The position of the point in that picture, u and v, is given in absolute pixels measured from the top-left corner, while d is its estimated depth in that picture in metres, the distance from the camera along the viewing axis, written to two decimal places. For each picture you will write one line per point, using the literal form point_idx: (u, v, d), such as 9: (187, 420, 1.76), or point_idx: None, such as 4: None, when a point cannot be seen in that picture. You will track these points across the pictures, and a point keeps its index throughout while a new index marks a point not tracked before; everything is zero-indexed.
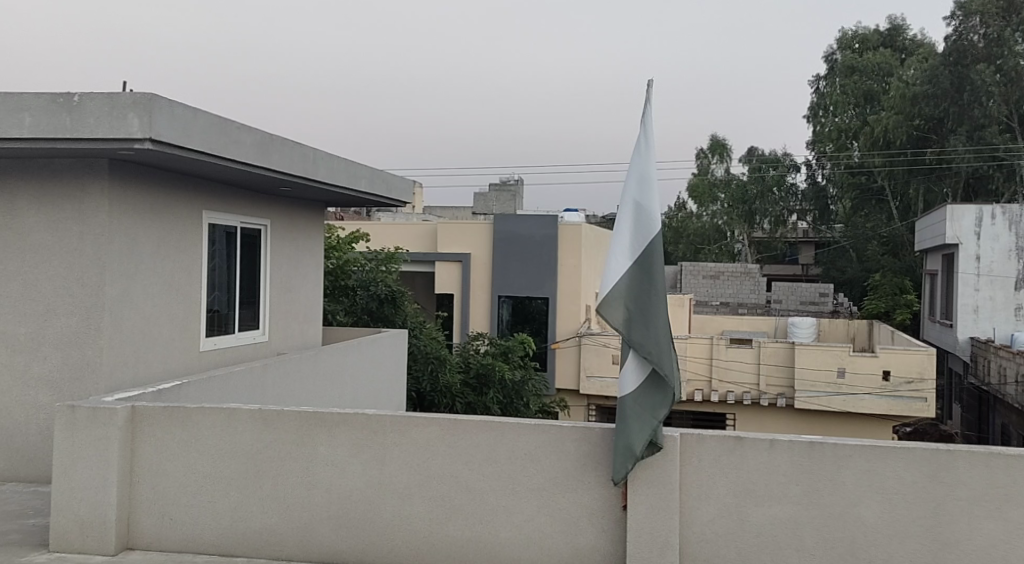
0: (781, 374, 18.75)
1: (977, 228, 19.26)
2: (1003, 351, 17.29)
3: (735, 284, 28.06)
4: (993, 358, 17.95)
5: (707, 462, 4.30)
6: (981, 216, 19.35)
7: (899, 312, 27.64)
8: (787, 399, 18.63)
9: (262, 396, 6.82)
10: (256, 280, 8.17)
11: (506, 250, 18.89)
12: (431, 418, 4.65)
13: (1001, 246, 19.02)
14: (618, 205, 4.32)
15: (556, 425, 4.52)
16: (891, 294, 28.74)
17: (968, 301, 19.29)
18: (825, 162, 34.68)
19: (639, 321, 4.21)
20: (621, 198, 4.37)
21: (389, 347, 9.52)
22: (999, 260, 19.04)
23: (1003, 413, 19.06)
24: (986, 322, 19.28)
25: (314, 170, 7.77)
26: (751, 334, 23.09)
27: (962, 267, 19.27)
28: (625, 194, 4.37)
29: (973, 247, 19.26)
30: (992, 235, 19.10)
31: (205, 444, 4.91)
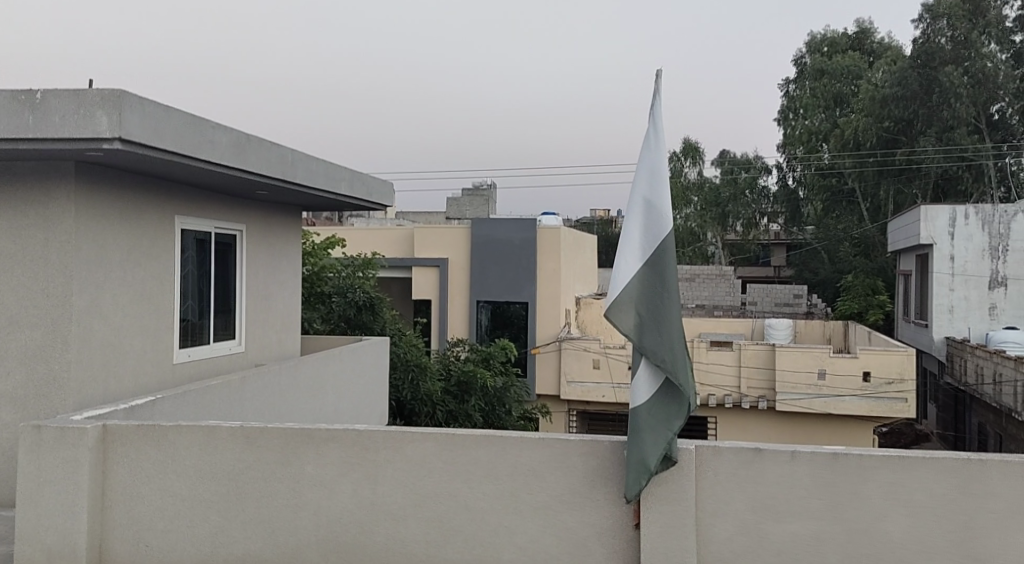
0: (761, 377, 18.61)
1: (951, 228, 19.15)
2: (980, 351, 17.24)
3: (710, 287, 27.96)
4: (969, 357, 17.94)
5: (723, 476, 4.02)
6: (955, 216, 19.16)
7: (872, 312, 27.74)
8: (767, 402, 18.49)
9: (240, 411, 6.45)
10: (232, 289, 7.82)
11: (485, 254, 18.59)
12: (426, 432, 4.35)
13: (975, 246, 18.91)
14: (628, 202, 4.05)
15: (561, 438, 4.23)
16: (864, 295, 28.81)
17: (943, 301, 19.25)
18: (796, 164, 34.79)
19: (651, 326, 3.95)
20: (629, 194, 4.10)
21: (372, 354, 9.21)
22: (973, 260, 18.97)
23: (980, 412, 19.11)
24: (961, 321, 19.26)
25: (292, 171, 7.44)
26: (729, 336, 22.96)
27: (937, 267, 19.19)
28: (634, 189, 4.11)
29: (947, 247, 19.13)
30: (965, 236, 18.99)
31: (183, 466, 4.57)
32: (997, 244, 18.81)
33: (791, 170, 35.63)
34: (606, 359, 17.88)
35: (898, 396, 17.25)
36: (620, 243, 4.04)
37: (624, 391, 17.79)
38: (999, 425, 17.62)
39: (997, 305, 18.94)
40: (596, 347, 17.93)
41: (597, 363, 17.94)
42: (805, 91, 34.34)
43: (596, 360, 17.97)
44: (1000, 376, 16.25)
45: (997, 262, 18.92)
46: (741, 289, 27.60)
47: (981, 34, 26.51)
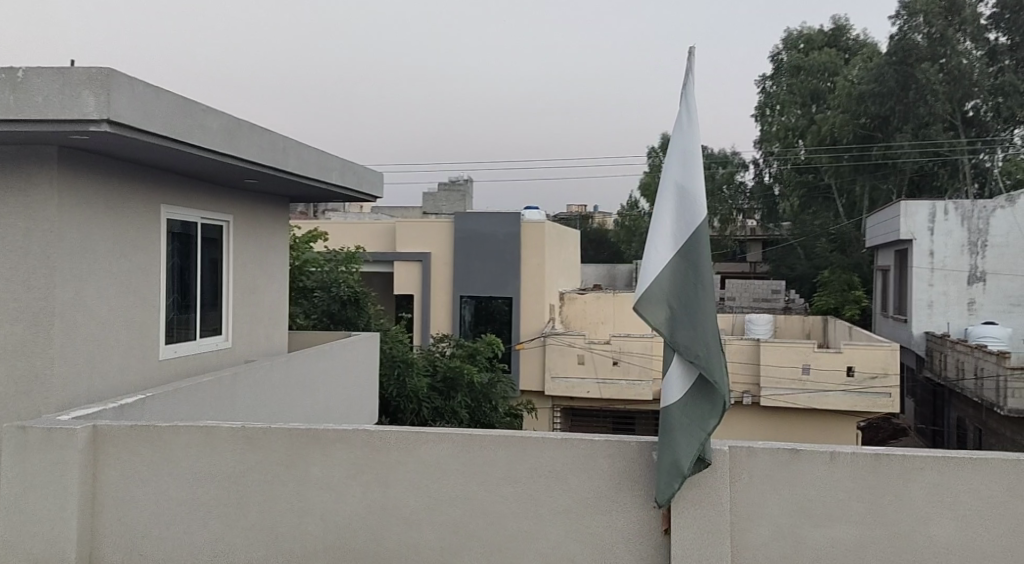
0: (746, 372, 18.54)
1: (930, 224, 19.08)
2: (961, 346, 17.19)
3: None
4: (950, 352, 17.92)
5: (758, 478, 3.81)
6: (934, 211, 19.11)
7: (848, 308, 27.78)
8: (752, 397, 18.37)
9: (231, 411, 6.15)
10: (219, 283, 7.49)
11: (469, 249, 18.30)
12: (441, 431, 4.10)
13: (954, 242, 18.82)
14: (660, 188, 3.83)
15: (586, 439, 4.00)
16: (841, 291, 28.78)
17: (923, 296, 19.18)
18: (773, 161, 34.80)
19: (685, 319, 3.72)
20: (660, 179, 3.87)
21: (364, 349, 8.92)
22: (951, 255, 18.88)
23: (959, 406, 19.16)
24: (941, 317, 19.20)
25: (285, 160, 7.17)
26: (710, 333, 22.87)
27: (916, 262, 19.12)
28: (665, 173, 3.88)
29: (926, 242, 19.07)
30: (945, 231, 18.92)
31: (178, 469, 4.28)
32: (976, 239, 18.77)
33: (768, 166, 35.54)
34: (591, 355, 17.64)
35: (882, 390, 17.20)
36: (651, 231, 3.82)
37: (609, 386, 17.54)
38: (978, 420, 17.68)
39: (976, 300, 18.91)
40: (581, 342, 17.68)
41: (582, 359, 17.69)
42: (783, 88, 34.34)
43: (581, 355, 17.71)
44: (983, 370, 16.18)
45: (976, 257, 18.86)
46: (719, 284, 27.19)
47: (958, 31, 26.45)
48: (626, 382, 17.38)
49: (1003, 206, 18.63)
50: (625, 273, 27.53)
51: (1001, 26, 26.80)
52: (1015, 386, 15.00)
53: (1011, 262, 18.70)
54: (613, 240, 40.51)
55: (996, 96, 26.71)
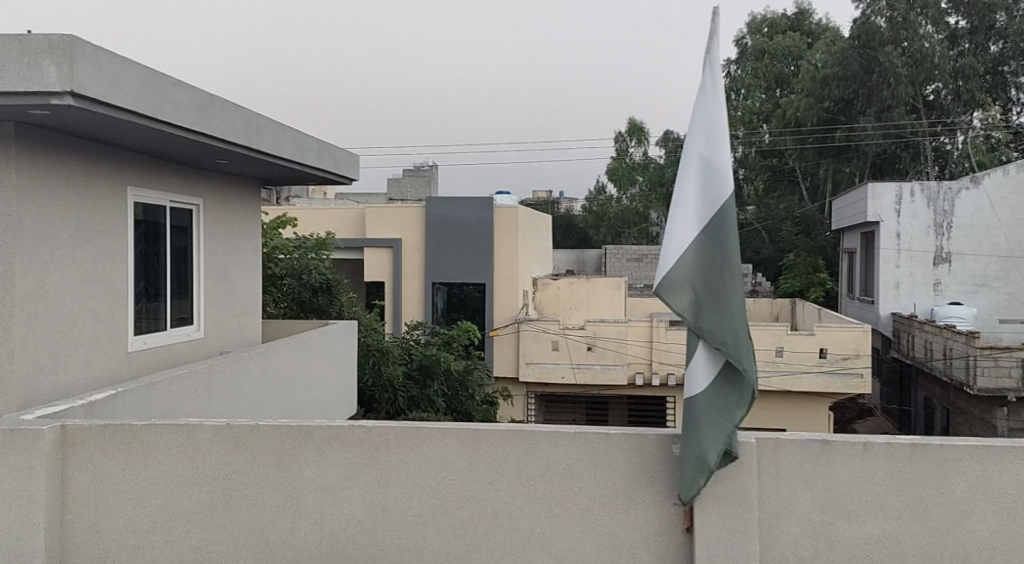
0: None
1: (897, 206, 18.80)
2: (929, 326, 17.15)
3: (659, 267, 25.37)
4: (918, 333, 17.85)
5: (788, 472, 3.57)
6: (901, 193, 18.87)
7: (813, 291, 27.84)
8: None
9: (207, 404, 5.79)
10: (189, 270, 7.09)
11: (441, 235, 17.92)
12: (447, 426, 3.82)
13: (921, 223, 18.63)
14: (683, 161, 3.55)
15: (602, 432, 3.74)
16: (805, 272, 28.72)
17: (890, 278, 19.00)
18: (737, 146, 34.59)
19: (710, 303, 3.45)
20: (683, 151, 3.59)
21: (341, 338, 8.55)
22: (919, 236, 18.69)
23: (927, 387, 19.23)
24: (907, 297, 19.07)
25: (259, 139, 6.78)
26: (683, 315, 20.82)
27: (884, 244, 18.87)
28: (688, 146, 3.59)
29: (894, 224, 18.85)
30: (911, 213, 18.69)
31: (158, 472, 3.95)
32: (943, 220, 18.55)
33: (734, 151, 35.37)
34: (566, 340, 17.29)
35: (854, 371, 17.22)
36: (672, 208, 3.54)
37: (584, 371, 17.25)
38: (946, 400, 17.71)
39: (941, 281, 18.76)
40: (556, 328, 17.33)
41: (556, 345, 17.34)
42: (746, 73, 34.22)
43: (555, 341, 17.37)
44: (951, 350, 16.11)
45: (942, 238, 18.66)
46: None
47: (918, 14, 26.09)
48: (600, 367, 17.13)
49: (969, 187, 18.41)
50: (595, 258, 27.24)
51: (961, 10, 26.72)
52: (983, 365, 14.99)
53: (977, 244, 18.53)
54: (581, 224, 40.12)
55: (956, 80, 26.50)
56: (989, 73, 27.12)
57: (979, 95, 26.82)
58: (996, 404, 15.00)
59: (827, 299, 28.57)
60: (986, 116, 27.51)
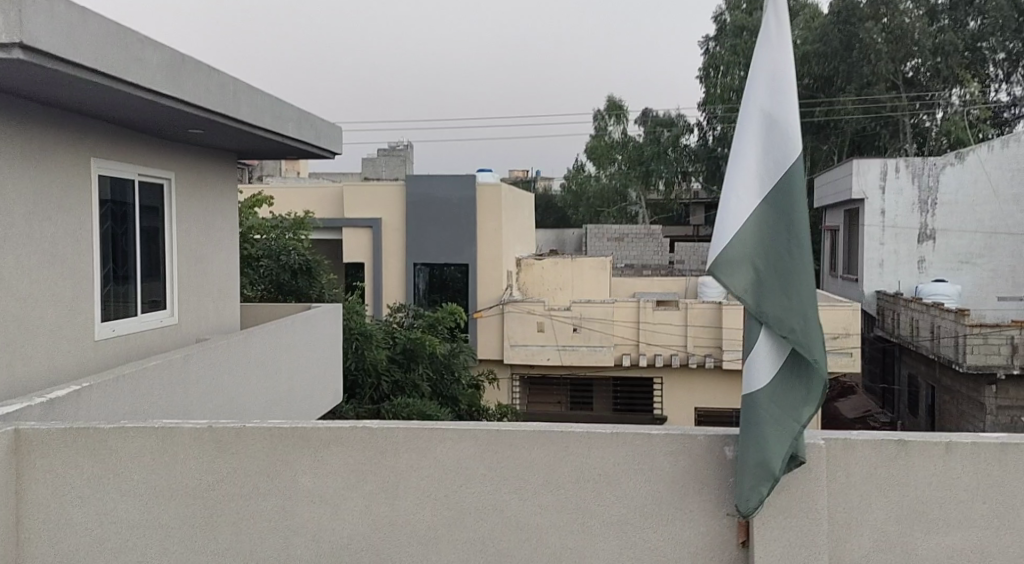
0: (707, 335, 16.13)
1: (882, 183, 18.23)
2: (916, 304, 16.58)
3: (639, 248, 24.47)
4: (904, 311, 17.29)
5: (858, 477, 3.12)
6: (886, 170, 18.30)
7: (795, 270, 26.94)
8: (714, 360, 16.09)
9: (184, 397, 5.25)
10: (161, 250, 6.51)
11: (422, 214, 16.90)
12: (463, 426, 3.33)
13: (905, 199, 17.98)
14: (742, 115, 3.05)
15: (642, 431, 3.26)
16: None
17: (873, 255, 18.42)
18: (717, 123, 31.77)
19: (774, 284, 2.96)
20: (741, 105, 3.08)
21: (324, 323, 7.97)
22: (903, 212, 18.03)
23: (911, 364, 18.97)
24: (891, 275, 18.47)
25: (236, 107, 6.21)
26: (664, 296, 20.02)
27: (868, 221, 18.37)
28: (747, 98, 3.08)
29: (878, 201, 18.29)
30: (896, 190, 18.05)
31: (129, 482, 3.43)
32: (929, 196, 17.81)
33: (713, 128, 32.37)
34: (551, 322, 16.62)
35: (845, 350, 16.86)
36: (728, 172, 3.04)
37: (570, 353, 16.62)
38: (930, 378, 17.40)
39: (924, 258, 18.07)
40: (540, 309, 16.61)
41: (541, 327, 16.64)
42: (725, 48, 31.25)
43: (540, 322, 16.64)
44: (939, 329, 15.52)
45: (926, 215, 17.94)
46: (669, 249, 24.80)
47: None
48: (586, 349, 16.53)
49: (953, 163, 17.69)
50: (575, 238, 26.73)
51: None
52: (974, 343, 14.27)
53: (961, 219, 17.80)
54: (559, 204, 39.57)
55: (936, 56, 25.72)
56: (969, 49, 26.45)
57: (958, 72, 26.01)
58: (984, 383, 14.44)
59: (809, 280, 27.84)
60: (965, 93, 26.39)
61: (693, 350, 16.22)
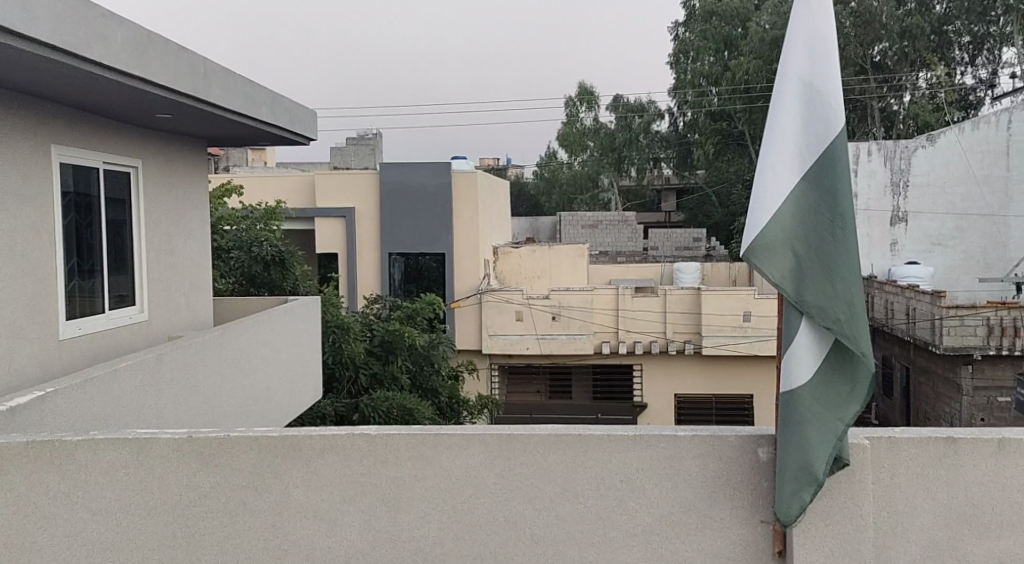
0: (687, 323, 15.75)
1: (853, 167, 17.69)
2: (891, 287, 16.31)
3: (613, 235, 24.21)
4: (878, 294, 17.03)
5: (904, 479, 2.87)
6: (858, 153, 17.74)
7: None
8: (694, 347, 15.78)
9: (157, 399, 4.90)
10: (129, 242, 6.12)
11: (396, 203, 16.08)
12: (471, 430, 3.05)
13: (877, 182, 17.49)
14: (778, 83, 2.78)
15: (668, 434, 2.98)
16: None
17: None
18: (687, 110, 31.40)
19: (817, 270, 2.70)
20: (776, 73, 2.80)
21: (303, 318, 7.62)
22: (875, 196, 17.57)
23: (886, 347, 18.85)
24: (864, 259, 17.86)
25: (205, 88, 5.83)
26: (641, 282, 19.82)
27: None
28: (783, 67, 2.80)
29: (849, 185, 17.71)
30: (868, 173, 17.57)
31: (102, 500, 3.10)
32: (901, 179, 17.35)
33: (684, 114, 31.97)
34: (530, 311, 15.98)
35: None
36: (762, 147, 2.77)
37: (549, 342, 16.02)
38: (904, 359, 17.27)
39: (897, 242, 17.67)
40: (519, 298, 15.94)
41: (520, 316, 15.97)
42: (694, 33, 31.10)
43: (519, 312, 16.02)
44: (915, 311, 15.16)
45: (898, 198, 17.52)
46: (643, 235, 24.41)
47: None
48: (566, 338, 15.93)
49: (925, 146, 17.25)
50: (549, 225, 26.41)
51: None
52: (950, 325, 13.74)
53: (933, 203, 17.41)
54: (532, 192, 39.27)
55: (902, 41, 24.92)
56: (934, 33, 25.37)
57: (925, 55, 25.33)
58: (960, 362, 13.87)
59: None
60: (932, 76, 25.65)
61: (673, 338, 15.79)
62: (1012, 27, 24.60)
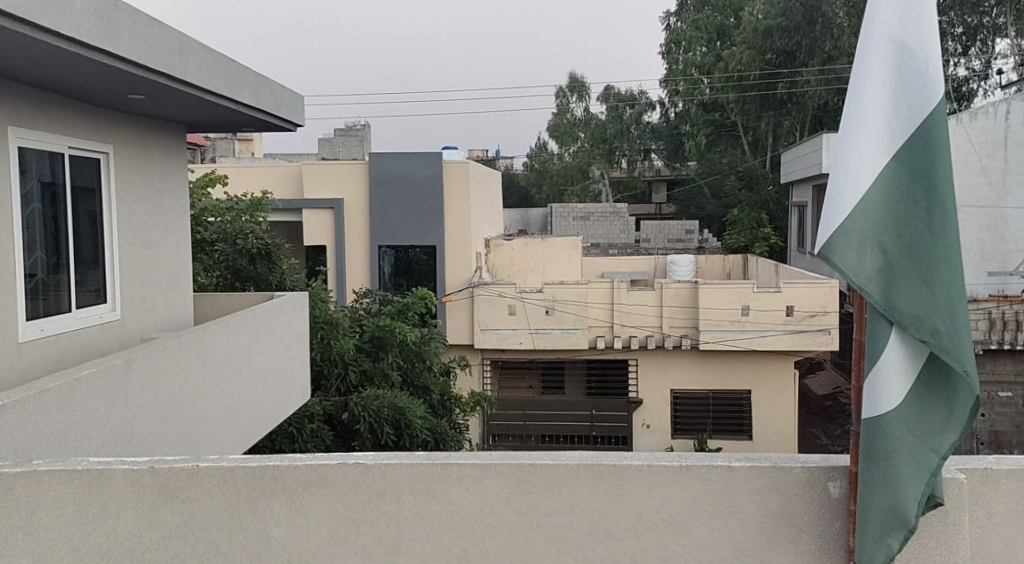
0: (684, 316, 14.88)
1: None
2: None
3: (605, 226, 23.71)
4: None
5: (1002, 519, 2.41)
6: None
7: (758, 246, 23.21)
8: (691, 341, 14.86)
9: (124, 408, 4.40)
10: (100, 234, 5.59)
11: (386, 194, 15.53)
12: (486, 459, 2.57)
13: None
14: (863, 45, 2.32)
15: (719, 464, 2.51)
16: (749, 227, 24.28)
17: None
18: (678, 100, 31.12)
19: (912, 272, 2.24)
20: (861, 31, 2.34)
21: (290, 312, 7.11)
22: None
23: None
24: None
25: (182, 67, 5.30)
26: (635, 276, 19.32)
27: None
28: (867, 25, 2.34)
29: None
30: None
31: (45, 544, 2.60)
32: None
33: (674, 104, 31.82)
34: (523, 305, 15.17)
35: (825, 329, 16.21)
36: (842, 122, 2.32)
37: (542, 337, 15.21)
38: None
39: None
40: (512, 291, 15.16)
41: (513, 309, 15.21)
42: (686, 24, 30.71)
43: (512, 305, 15.22)
44: None
45: None
46: (636, 227, 23.91)
47: None
48: (560, 332, 15.13)
49: None
50: (541, 217, 25.84)
51: None
52: None
53: None
54: (523, 183, 38.58)
55: None
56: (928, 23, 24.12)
57: None
58: None
59: (770, 255, 24.41)
60: None
61: (669, 332, 14.98)
62: (1006, 19, 23.27)
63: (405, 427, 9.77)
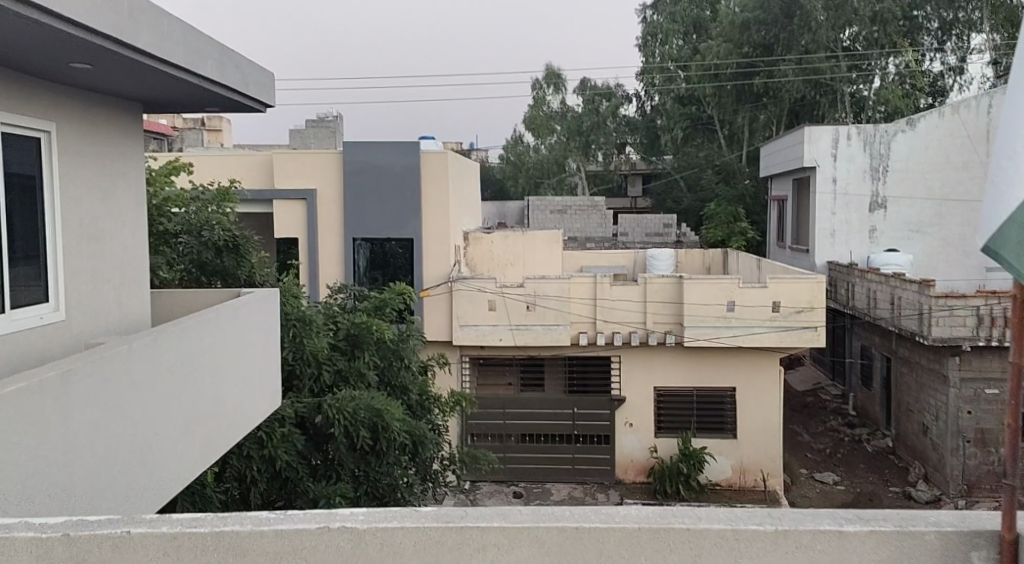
0: (669, 312, 14.32)
1: (834, 149, 16.42)
2: (873, 274, 14.73)
3: (582, 219, 23.06)
4: (859, 281, 15.42)
5: None
6: (838, 137, 16.44)
7: (737, 241, 22.86)
8: (676, 337, 14.29)
9: (60, 429, 3.71)
10: (40, 222, 4.86)
11: (361, 183, 14.75)
12: (516, 520, 2.17)
13: (857, 167, 16.28)
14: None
15: (828, 529, 2.13)
16: (727, 221, 23.85)
17: (825, 224, 16.58)
18: (654, 93, 30.54)
19: None
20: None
21: (259, 310, 6.42)
22: (855, 182, 16.37)
23: (865, 335, 16.94)
24: (843, 245, 16.65)
25: (134, 32, 4.59)
26: (616, 271, 18.77)
27: (819, 189, 16.56)
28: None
29: (829, 169, 16.46)
30: (847, 157, 16.32)
31: None
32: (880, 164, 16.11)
33: (652, 98, 31.73)
34: (503, 299, 14.54)
35: None
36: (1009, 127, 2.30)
37: (523, 333, 14.57)
38: (886, 348, 15.66)
39: (876, 228, 16.41)
40: (492, 285, 14.51)
41: (493, 305, 14.56)
42: (663, 15, 30.06)
43: (492, 300, 14.57)
44: (900, 300, 13.70)
45: (876, 182, 16.27)
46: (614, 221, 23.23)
47: None
48: (542, 329, 14.49)
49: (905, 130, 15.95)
50: (517, 211, 25.13)
51: None
52: (939, 315, 12.44)
53: (913, 187, 16.10)
54: (498, 176, 37.81)
55: (873, 25, 22.97)
56: (903, 18, 23.81)
57: (895, 37, 23.31)
58: (947, 353, 12.54)
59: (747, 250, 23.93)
60: (902, 62, 23.51)
61: (653, 328, 14.39)
62: (981, 14, 22.93)
63: (381, 430, 9.02)
